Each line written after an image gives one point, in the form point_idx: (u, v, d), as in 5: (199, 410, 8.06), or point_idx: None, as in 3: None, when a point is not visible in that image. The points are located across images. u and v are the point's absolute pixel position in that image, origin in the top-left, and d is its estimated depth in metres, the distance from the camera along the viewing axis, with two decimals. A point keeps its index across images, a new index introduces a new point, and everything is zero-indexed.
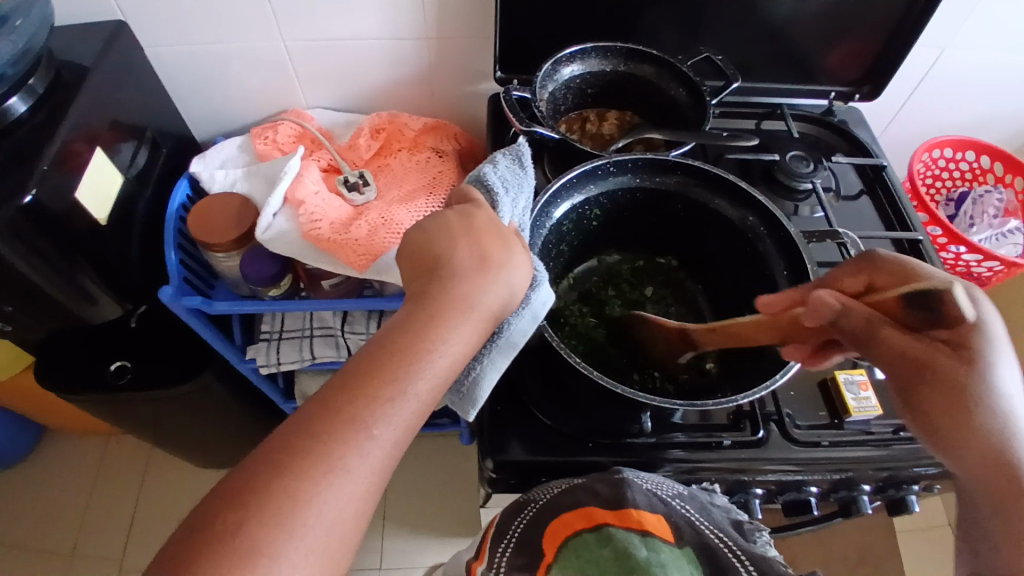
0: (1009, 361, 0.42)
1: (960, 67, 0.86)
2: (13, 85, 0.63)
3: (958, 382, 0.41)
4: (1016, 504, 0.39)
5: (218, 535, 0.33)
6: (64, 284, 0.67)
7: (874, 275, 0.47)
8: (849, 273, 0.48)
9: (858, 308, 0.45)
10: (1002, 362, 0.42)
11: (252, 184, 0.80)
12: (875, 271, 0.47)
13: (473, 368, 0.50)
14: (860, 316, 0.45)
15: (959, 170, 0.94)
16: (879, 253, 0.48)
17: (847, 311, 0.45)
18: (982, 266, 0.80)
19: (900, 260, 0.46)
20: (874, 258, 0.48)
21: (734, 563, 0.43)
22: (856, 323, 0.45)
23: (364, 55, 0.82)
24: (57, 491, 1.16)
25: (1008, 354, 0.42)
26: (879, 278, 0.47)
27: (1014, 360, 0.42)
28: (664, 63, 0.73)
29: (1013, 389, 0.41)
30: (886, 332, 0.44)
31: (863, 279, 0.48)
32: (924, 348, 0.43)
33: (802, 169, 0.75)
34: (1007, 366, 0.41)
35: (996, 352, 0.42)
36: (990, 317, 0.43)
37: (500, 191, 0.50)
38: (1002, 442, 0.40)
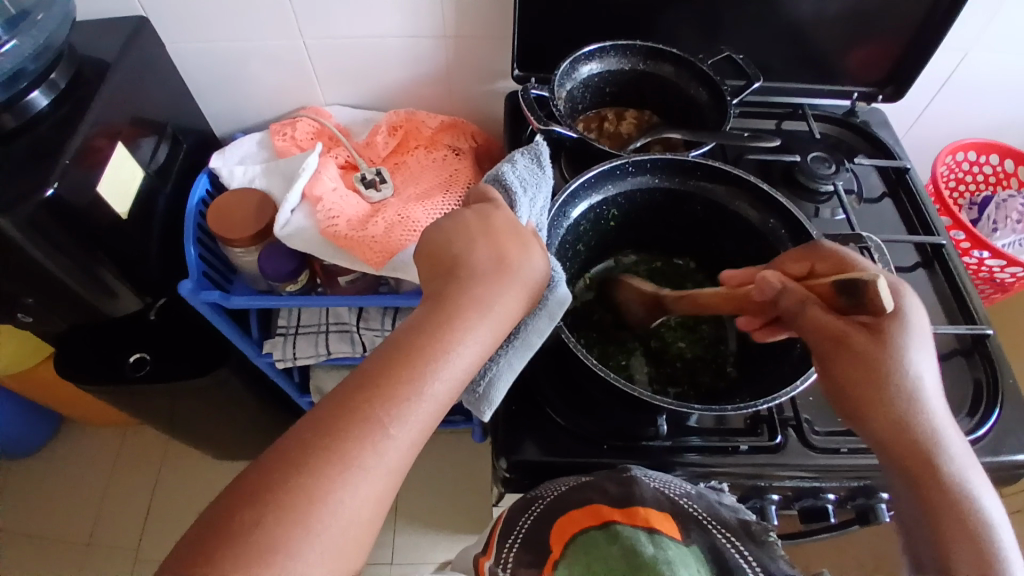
0: (922, 343, 0.46)
1: (987, 69, 0.84)
2: (34, 80, 0.64)
3: (873, 358, 0.44)
4: (930, 476, 0.43)
5: (235, 531, 0.34)
6: (85, 277, 0.68)
7: (817, 261, 0.50)
8: (795, 258, 0.51)
9: (796, 290, 0.48)
10: (911, 343, 0.45)
11: (271, 180, 0.80)
12: (817, 259, 0.50)
13: (489, 369, 0.49)
14: (794, 296, 0.48)
15: (982, 173, 0.93)
16: (824, 243, 0.51)
17: (786, 290, 0.48)
18: (1004, 272, 0.79)
19: (840, 252, 0.49)
20: (818, 247, 0.51)
21: (738, 560, 0.42)
22: (793, 305, 0.48)
23: (383, 52, 0.82)
24: (75, 479, 1.18)
25: (919, 337, 0.46)
26: (820, 265, 0.50)
27: (925, 345, 0.46)
28: (685, 62, 0.72)
29: (925, 368, 0.45)
30: (814, 312, 0.47)
31: (806, 265, 0.51)
32: (845, 329, 0.46)
33: (823, 171, 0.74)
34: (920, 351, 0.46)
35: (912, 339, 0.45)
36: (912, 309, 0.47)
37: (518, 191, 0.50)
38: (902, 413, 0.44)
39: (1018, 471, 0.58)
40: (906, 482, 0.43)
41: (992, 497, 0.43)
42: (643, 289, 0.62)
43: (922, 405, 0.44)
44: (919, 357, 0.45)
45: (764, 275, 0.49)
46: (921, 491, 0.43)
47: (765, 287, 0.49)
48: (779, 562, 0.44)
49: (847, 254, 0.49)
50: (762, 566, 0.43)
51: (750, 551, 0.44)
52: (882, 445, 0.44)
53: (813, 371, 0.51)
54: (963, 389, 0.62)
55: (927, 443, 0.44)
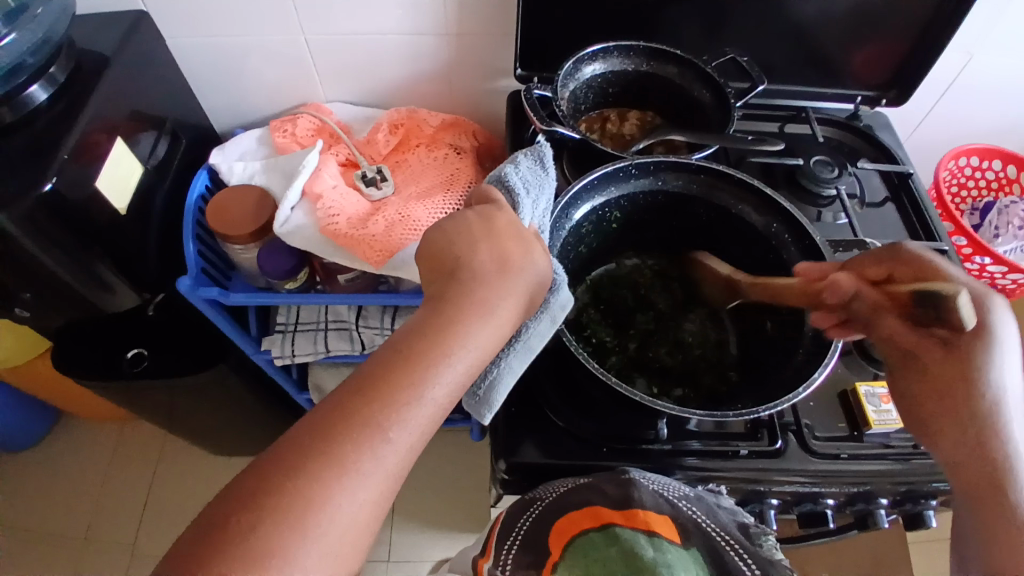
0: (1010, 360, 0.47)
1: (990, 74, 0.84)
2: (33, 74, 0.64)
3: (951, 369, 0.47)
4: (995, 491, 0.44)
5: (232, 534, 0.33)
6: (83, 273, 0.68)
7: (896, 266, 0.52)
8: (874, 260, 0.53)
9: (868, 295, 0.52)
10: (996, 359, 0.46)
11: (271, 177, 0.80)
12: (896, 264, 0.52)
13: (491, 371, 0.49)
14: (869, 302, 0.52)
15: (985, 178, 0.92)
16: (906, 247, 0.53)
17: (859, 295, 0.52)
18: (1006, 278, 0.79)
19: (925, 257, 0.51)
20: (897, 253, 0.53)
21: (737, 562, 0.43)
22: (864, 309, 0.53)
23: (384, 49, 0.82)
24: (71, 475, 1.18)
25: (1007, 354, 0.47)
26: (899, 271, 0.52)
27: (1014, 356, 0.47)
28: (688, 64, 0.71)
29: (1010, 381, 0.46)
30: (887, 317, 0.51)
31: (885, 270, 0.53)
32: (921, 342, 0.50)
33: (826, 174, 0.74)
34: (1005, 367, 0.46)
35: (997, 355, 0.46)
36: (1000, 318, 0.47)
37: (521, 192, 0.50)
38: (978, 432, 0.46)
39: None
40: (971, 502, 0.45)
41: None
42: (721, 270, 0.64)
43: (1003, 422, 0.45)
44: (1004, 366, 0.47)
45: (836, 279, 0.52)
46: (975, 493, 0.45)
47: (836, 291, 0.52)
48: (778, 567, 0.44)
49: (928, 258, 0.51)
50: (761, 567, 0.43)
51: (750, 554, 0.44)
52: (953, 456, 0.47)
53: (815, 378, 0.51)
54: None
55: (1002, 463, 0.44)
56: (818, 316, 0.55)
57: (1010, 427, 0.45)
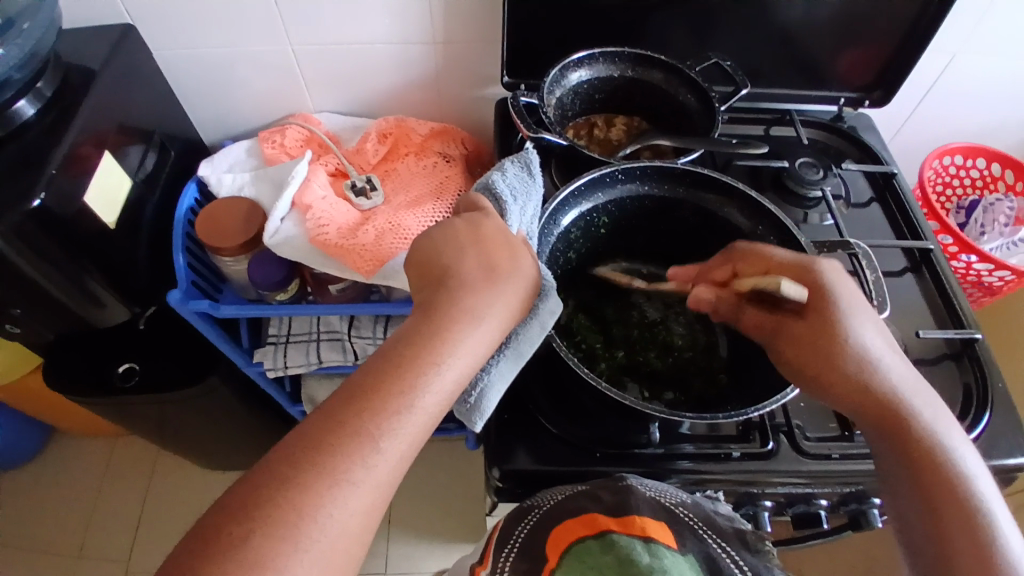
0: (858, 310, 0.50)
1: (972, 74, 0.85)
2: (20, 89, 0.64)
3: (814, 341, 0.49)
4: (899, 422, 0.47)
5: (224, 547, 0.33)
6: (73, 287, 0.67)
7: (737, 262, 0.56)
8: (720, 265, 0.57)
9: (726, 298, 0.55)
10: (847, 314, 0.49)
11: (260, 188, 0.80)
12: (736, 260, 0.56)
13: (481, 380, 0.49)
14: (730, 303, 0.55)
15: (970, 178, 0.93)
16: (739, 243, 0.56)
17: (720, 301, 0.56)
18: (992, 275, 0.79)
19: (754, 249, 0.54)
20: (735, 249, 0.56)
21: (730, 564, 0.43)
22: (728, 308, 0.56)
23: (372, 58, 0.82)
24: (62, 491, 1.17)
25: (853, 306, 0.50)
26: (741, 266, 0.55)
27: (863, 311, 0.50)
28: (673, 69, 0.72)
29: (867, 328, 0.49)
30: (749, 313, 0.54)
31: (729, 269, 0.56)
32: (782, 321, 0.51)
33: (812, 176, 0.75)
34: (858, 318, 0.49)
35: (848, 309, 0.49)
36: (836, 280, 0.50)
37: (508, 200, 0.50)
38: (860, 376, 0.48)
39: (1007, 474, 0.58)
40: (911, 475, 0.46)
41: (965, 445, 0.47)
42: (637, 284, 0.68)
43: (876, 365, 0.48)
44: (858, 324, 0.49)
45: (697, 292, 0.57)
46: (897, 444, 0.46)
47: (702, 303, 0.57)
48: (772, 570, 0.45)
49: (758, 248, 0.54)
50: (751, 567, 0.44)
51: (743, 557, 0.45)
52: (853, 407, 0.48)
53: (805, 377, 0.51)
54: (952, 394, 0.62)
55: (890, 399, 0.47)
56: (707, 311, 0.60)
57: (883, 367, 0.48)
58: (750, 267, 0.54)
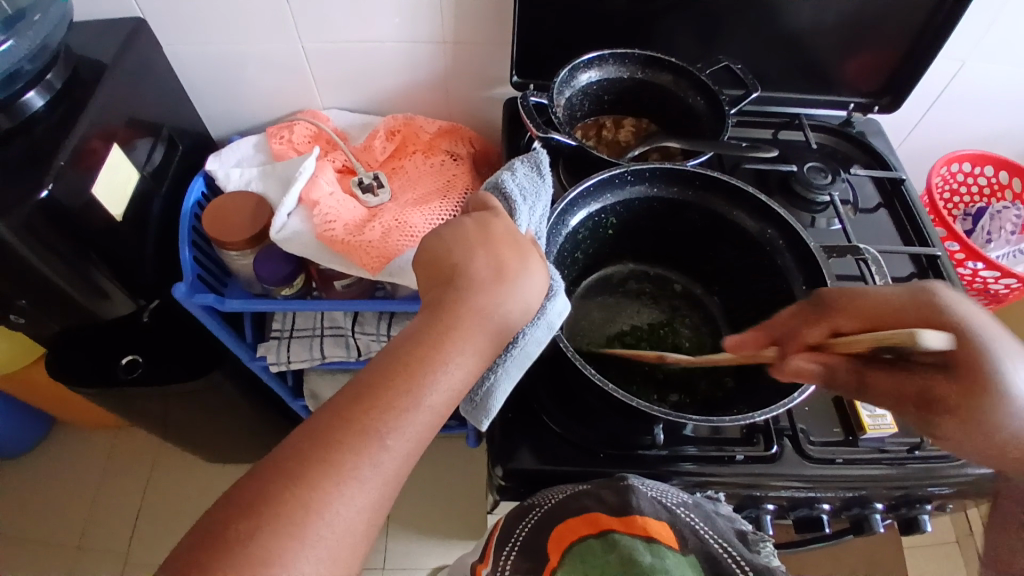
0: (1010, 350, 0.42)
1: (981, 81, 0.85)
2: (30, 81, 0.64)
3: (962, 396, 0.42)
4: None
5: (230, 541, 0.33)
6: (79, 279, 0.67)
7: (835, 318, 0.48)
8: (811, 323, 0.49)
9: (837, 363, 0.47)
10: (1004, 360, 0.41)
11: (267, 183, 0.80)
12: (834, 313, 0.49)
13: (488, 378, 0.49)
14: (845, 370, 0.47)
15: (977, 185, 0.93)
16: (828, 292, 0.50)
17: (832, 368, 0.47)
18: (999, 283, 0.79)
19: (842, 296, 0.49)
20: (830, 301, 0.49)
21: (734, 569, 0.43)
22: (847, 375, 0.47)
23: (382, 57, 0.82)
24: (63, 482, 1.17)
25: (1004, 346, 0.41)
26: (842, 323, 0.48)
27: (1013, 345, 0.42)
28: (683, 72, 0.72)
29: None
30: (876, 376, 0.45)
31: (827, 326, 0.48)
32: (919, 380, 0.44)
33: (820, 181, 0.75)
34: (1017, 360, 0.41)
35: (1001, 353, 0.41)
36: (969, 316, 0.43)
37: (518, 199, 0.50)
38: None
39: None
40: None
41: None
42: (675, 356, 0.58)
43: None
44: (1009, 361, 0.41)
45: (794, 361, 0.48)
46: None
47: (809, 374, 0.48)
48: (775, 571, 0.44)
49: (845, 291, 0.49)
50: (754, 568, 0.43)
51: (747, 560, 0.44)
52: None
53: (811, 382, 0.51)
54: None
55: None
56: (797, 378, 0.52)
57: None
58: (853, 323, 0.47)
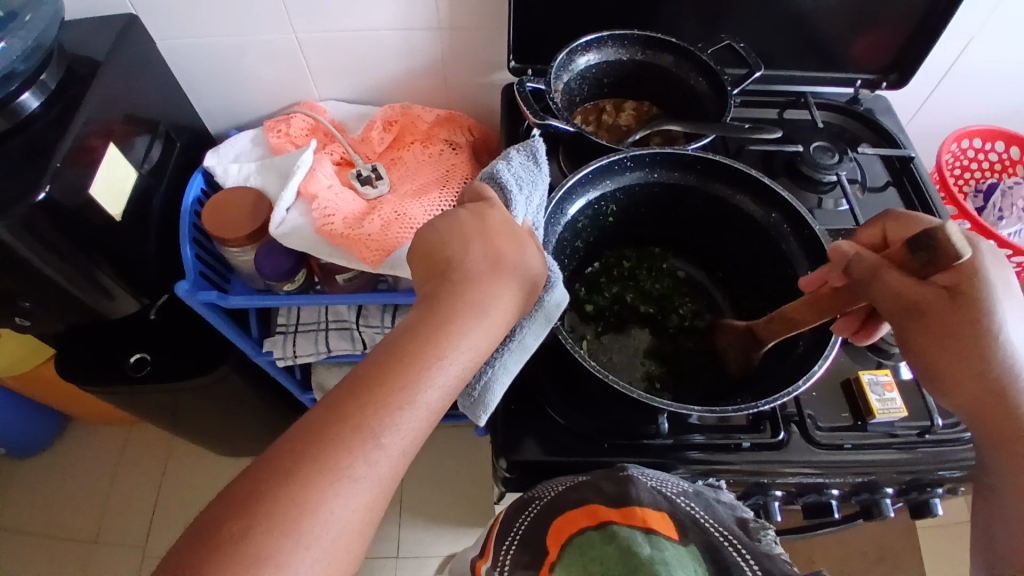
0: (1010, 304, 0.45)
1: (993, 54, 0.82)
2: (25, 81, 0.63)
3: (956, 319, 0.44)
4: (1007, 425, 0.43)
5: (225, 542, 0.33)
6: (82, 279, 0.67)
7: (888, 227, 0.51)
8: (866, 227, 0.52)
9: (867, 256, 0.46)
10: (997, 301, 0.44)
11: (265, 178, 0.80)
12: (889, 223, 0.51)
13: (485, 372, 0.49)
14: (867, 263, 0.46)
15: (988, 161, 0.91)
16: (893, 211, 0.52)
17: (857, 256, 0.47)
18: (1010, 261, 0.77)
19: (910, 217, 0.50)
20: (886, 216, 0.52)
21: (737, 560, 0.42)
22: (863, 271, 0.46)
23: (377, 45, 0.81)
24: (79, 477, 1.19)
25: (1005, 297, 0.44)
26: (892, 230, 0.51)
27: (1015, 301, 0.45)
28: (684, 52, 0.70)
29: (1014, 331, 0.44)
30: (890, 278, 0.45)
31: (878, 232, 0.51)
32: (924, 293, 0.45)
33: (826, 160, 0.73)
34: (1009, 309, 0.45)
35: (1001, 297, 0.44)
36: (993, 260, 0.45)
37: (514, 189, 0.49)
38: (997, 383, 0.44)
39: None
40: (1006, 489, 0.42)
41: None
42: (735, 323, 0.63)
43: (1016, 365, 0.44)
44: (1007, 307, 0.44)
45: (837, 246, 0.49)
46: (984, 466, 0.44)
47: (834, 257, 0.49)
48: (777, 561, 0.43)
49: (916, 216, 0.50)
50: (760, 565, 0.42)
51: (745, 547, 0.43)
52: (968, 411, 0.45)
53: (816, 370, 0.50)
54: None
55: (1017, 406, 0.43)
56: (840, 325, 0.53)
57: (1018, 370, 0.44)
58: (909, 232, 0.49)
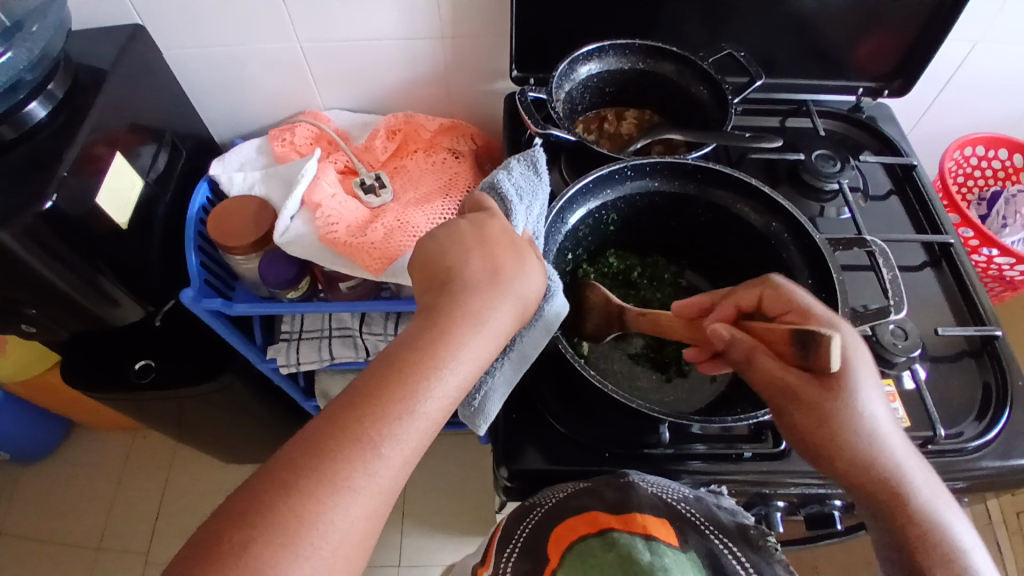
0: (873, 394, 0.44)
1: (995, 62, 0.82)
2: (32, 90, 0.64)
3: (816, 417, 0.43)
4: (895, 509, 0.42)
5: (224, 554, 0.33)
6: (87, 287, 0.68)
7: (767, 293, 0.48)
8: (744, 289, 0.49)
9: (742, 341, 0.46)
10: (860, 399, 0.44)
11: (270, 186, 0.80)
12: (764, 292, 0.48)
13: (484, 383, 0.49)
14: (744, 347, 0.46)
15: (991, 168, 0.91)
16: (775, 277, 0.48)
17: (733, 339, 0.46)
18: (1013, 269, 0.77)
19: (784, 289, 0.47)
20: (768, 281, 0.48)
21: (732, 562, 0.43)
22: (739, 356, 0.46)
23: (381, 55, 0.82)
24: (82, 484, 1.19)
25: (868, 387, 0.44)
26: (769, 299, 0.48)
27: (875, 388, 0.45)
28: (685, 61, 0.71)
29: (876, 416, 0.44)
30: (765, 362, 0.45)
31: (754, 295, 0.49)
32: (795, 382, 0.44)
33: (828, 168, 0.73)
34: (872, 397, 0.44)
35: (861, 384, 0.44)
36: (857, 359, 0.44)
37: (514, 199, 0.49)
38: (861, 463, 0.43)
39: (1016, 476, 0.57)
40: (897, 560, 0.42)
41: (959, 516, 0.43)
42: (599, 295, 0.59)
43: (875, 445, 0.43)
44: (869, 398, 0.44)
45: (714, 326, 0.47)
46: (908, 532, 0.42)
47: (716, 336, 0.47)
48: (777, 568, 0.43)
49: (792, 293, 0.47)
50: (755, 566, 0.43)
51: (744, 552, 0.44)
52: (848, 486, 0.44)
53: None
54: (971, 393, 0.61)
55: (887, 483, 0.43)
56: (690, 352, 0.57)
57: (888, 455, 0.43)
58: (771, 305, 0.47)
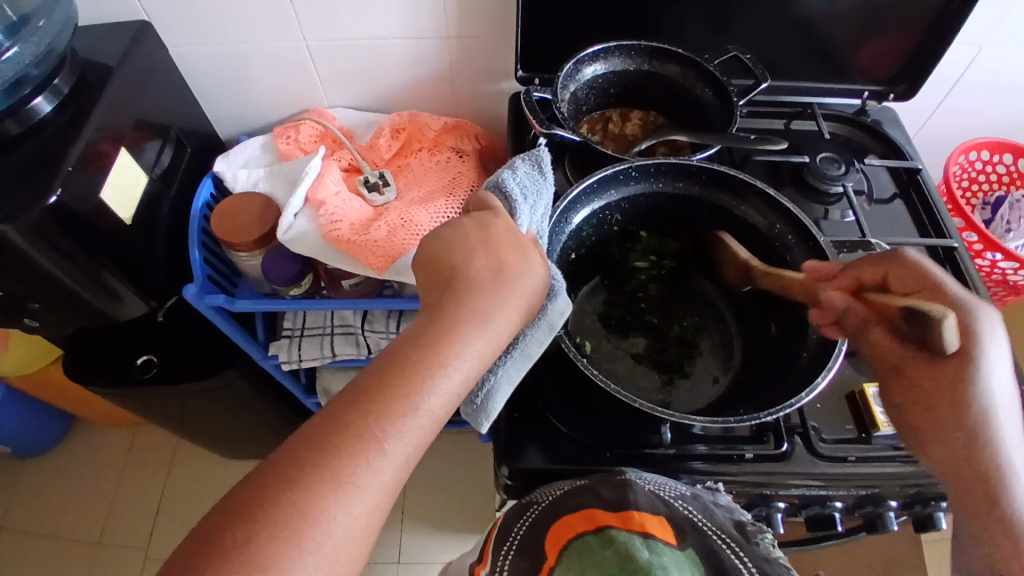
0: (1000, 376, 0.46)
1: (1000, 67, 0.82)
2: (38, 86, 0.65)
3: (935, 390, 0.47)
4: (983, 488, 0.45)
5: (227, 548, 0.33)
6: (91, 282, 0.68)
7: (890, 268, 0.52)
8: (870, 263, 0.52)
9: (857, 310, 0.51)
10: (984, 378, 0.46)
11: (274, 184, 0.80)
12: (892, 266, 0.52)
13: (487, 380, 0.48)
14: (858, 318, 0.51)
15: (995, 173, 0.90)
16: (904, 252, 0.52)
17: (849, 309, 0.51)
18: (1017, 274, 0.77)
19: (921, 266, 0.50)
20: (896, 256, 0.52)
21: (735, 561, 0.43)
22: (853, 322, 0.51)
23: (386, 54, 0.82)
24: (82, 479, 1.20)
25: (996, 370, 0.46)
26: (895, 275, 0.51)
27: (1005, 370, 0.46)
28: (691, 63, 0.71)
29: (999, 397, 0.46)
30: (874, 332, 0.50)
31: (881, 270, 0.52)
32: (909, 356, 0.48)
33: (833, 171, 0.73)
34: (995, 379, 0.46)
35: (988, 368, 0.46)
36: (988, 335, 0.46)
37: (518, 198, 0.49)
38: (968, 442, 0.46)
39: None
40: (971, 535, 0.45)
41: None
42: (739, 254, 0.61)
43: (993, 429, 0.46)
44: (994, 377, 0.46)
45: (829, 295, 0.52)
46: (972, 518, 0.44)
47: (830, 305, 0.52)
48: (776, 566, 0.44)
49: (928, 270, 0.50)
50: (758, 567, 0.43)
51: (744, 551, 0.44)
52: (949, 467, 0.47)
53: (820, 383, 0.50)
54: None
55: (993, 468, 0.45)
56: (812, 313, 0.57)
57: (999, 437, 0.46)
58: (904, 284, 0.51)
